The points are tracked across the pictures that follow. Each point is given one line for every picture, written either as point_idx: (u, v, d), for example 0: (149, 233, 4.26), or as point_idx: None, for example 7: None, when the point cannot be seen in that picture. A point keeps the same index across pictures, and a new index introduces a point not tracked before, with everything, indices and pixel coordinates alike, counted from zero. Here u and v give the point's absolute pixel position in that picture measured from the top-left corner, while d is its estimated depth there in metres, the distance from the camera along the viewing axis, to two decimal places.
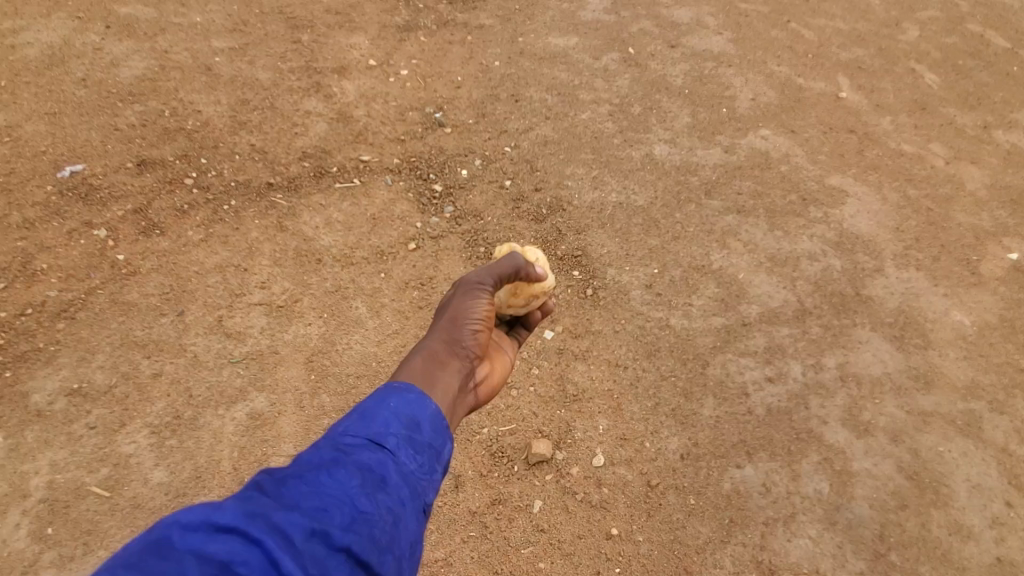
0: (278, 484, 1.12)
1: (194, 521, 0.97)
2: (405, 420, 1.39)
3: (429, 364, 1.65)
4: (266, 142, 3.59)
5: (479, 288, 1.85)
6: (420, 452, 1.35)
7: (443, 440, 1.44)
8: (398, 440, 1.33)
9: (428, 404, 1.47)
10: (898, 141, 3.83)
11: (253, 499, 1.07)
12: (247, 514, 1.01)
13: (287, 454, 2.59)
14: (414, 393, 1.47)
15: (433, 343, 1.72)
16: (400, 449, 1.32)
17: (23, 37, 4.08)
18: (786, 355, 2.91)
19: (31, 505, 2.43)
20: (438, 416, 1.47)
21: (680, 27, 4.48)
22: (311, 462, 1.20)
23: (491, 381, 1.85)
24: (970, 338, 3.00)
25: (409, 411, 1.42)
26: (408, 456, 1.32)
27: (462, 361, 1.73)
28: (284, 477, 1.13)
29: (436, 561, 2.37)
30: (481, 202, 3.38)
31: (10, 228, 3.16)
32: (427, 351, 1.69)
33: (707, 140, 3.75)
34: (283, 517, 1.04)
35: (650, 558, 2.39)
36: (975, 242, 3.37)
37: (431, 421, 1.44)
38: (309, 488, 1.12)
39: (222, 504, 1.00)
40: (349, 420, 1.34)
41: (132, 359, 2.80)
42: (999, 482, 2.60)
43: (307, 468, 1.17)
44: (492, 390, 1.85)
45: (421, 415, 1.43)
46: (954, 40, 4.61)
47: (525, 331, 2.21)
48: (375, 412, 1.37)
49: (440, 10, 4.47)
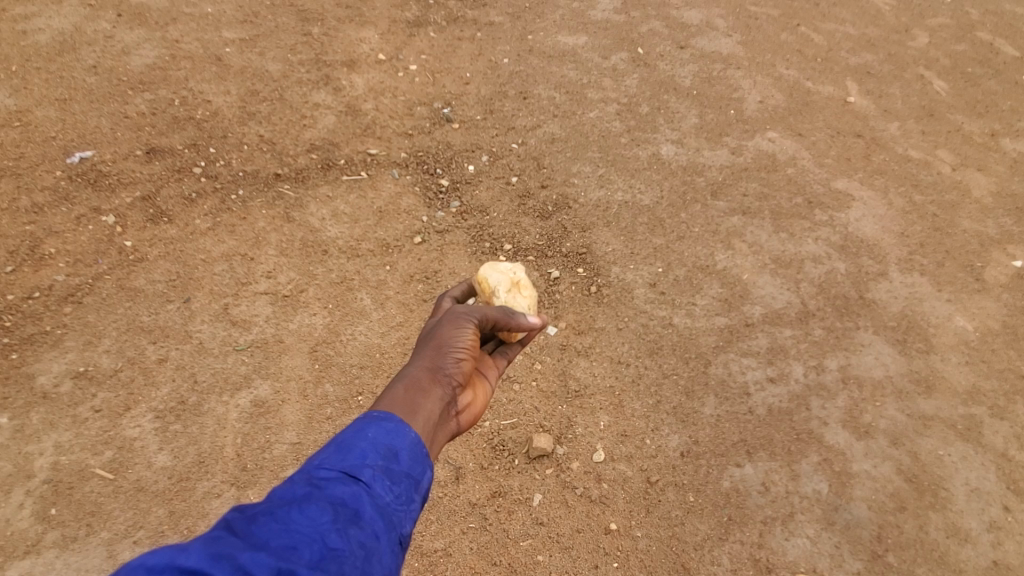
0: (248, 522, 1.08)
1: (158, 564, 0.93)
2: (383, 450, 1.36)
3: (411, 393, 1.61)
4: (274, 133, 3.60)
5: (465, 319, 1.84)
6: (397, 482, 1.33)
7: (423, 468, 1.41)
8: (374, 471, 1.30)
9: (406, 433, 1.44)
10: (904, 146, 3.84)
11: (221, 539, 1.03)
12: (213, 556, 0.98)
13: (289, 442, 2.60)
14: (392, 422, 1.45)
15: (416, 370, 1.69)
16: (376, 481, 1.29)
17: (35, 24, 4.10)
18: (788, 356, 2.92)
19: (35, 486, 2.45)
20: (418, 444, 1.45)
21: (689, 29, 4.50)
22: (282, 497, 1.17)
23: (474, 408, 1.79)
24: (972, 344, 3.01)
25: (387, 441, 1.39)
26: (385, 488, 1.29)
27: (445, 388, 1.69)
28: (254, 514, 1.10)
29: (435, 552, 2.38)
30: (488, 198, 3.39)
31: (19, 212, 3.18)
32: (409, 378, 1.66)
33: (714, 141, 3.76)
34: (250, 557, 1.01)
35: (648, 553, 2.41)
36: (979, 249, 3.38)
37: (410, 450, 1.41)
38: (278, 525, 1.10)
39: (187, 545, 0.97)
40: (325, 452, 1.31)
41: (138, 344, 2.82)
42: (997, 486, 2.61)
43: (278, 504, 1.14)
44: (474, 418, 1.80)
45: (400, 444, 1.41)
46: (964, 48, 4.62)
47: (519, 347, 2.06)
48: (352, 443, 1.34)
49: (451, 7, 4.48)
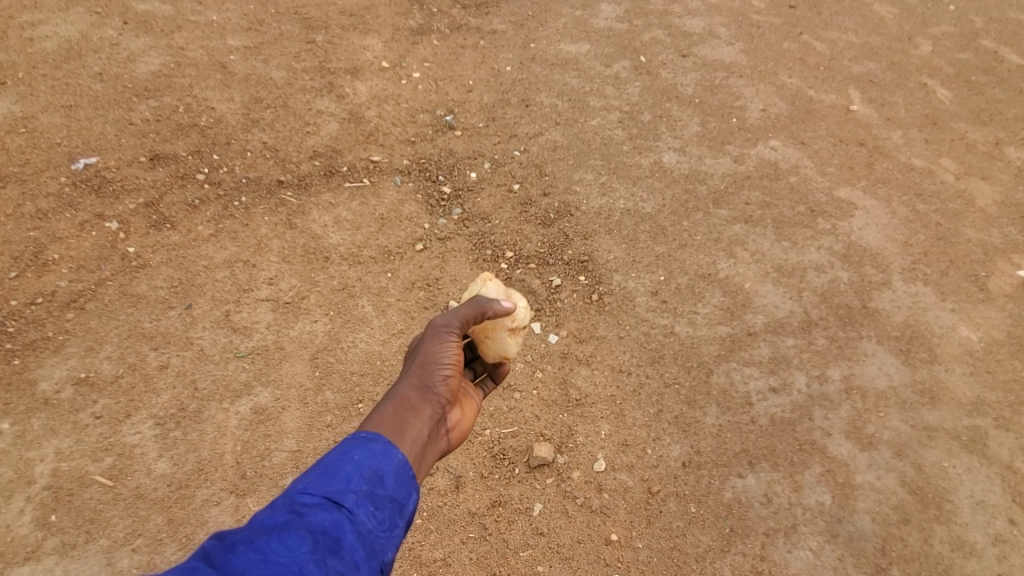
0: (227, 551, 1.09)
1: None
2: (369, 474, 1.37)
3: (400, 412, 1.65)
4: (278, 140, 3.61)
5: (447, 332, 1.87)
6: (381, 507, 1.33)
7: (408, 492, 1.42)
8: (358, 497, 1.31)
9: (394, 455, 1.46)
10: (908, 155, 3.83)
11: (197, 571, 1.04)
12: None
13: (289, 450, 2.60)
14: (379, 444, 1.47)
15: (406, 388, 1.74)
16: (359, 507, 1.29)
17: (41, 31, 4.12)
18: (790, 365, 2.90)
19: (36, 492, 2.45)
20: (404, 467, 1.46)
21: (692, 37, 4.50)
22: (263, 524, 1.18)
23: (462, 426, 1.85)
24: (977, 354, 2.98)
25: (373, 463, 1.41)
26: (368, 513, 1.30)
27: (435, 407, 1.74)
28: (233, 543, 1.10)
29: (435, 561, 2.36)
30: (490, 205, 3.39)
31: (23, 218, 3.19)
32: (399, 397, 1.70)
33: (717, 149, 3.76)
34: None
35: (649, 564, 2.39)
36: (983, 258, 3.36)
37: (396, 473, 1.43)
38: (256, 556, 1.10)
39: None
40: (309, 477, 1.32)
41: (140, 350, 2.82)
42: (1002, 499, 2.58)
43: (257, 533, 1.15)
44: (462, 435, 1.85)
45: (386, 466, 1.42)
46: (968, 56, 4.61)
47: (492, 384, 2.20)
48: (338, 467, 1.35)
49: (454, 15, 4.50)
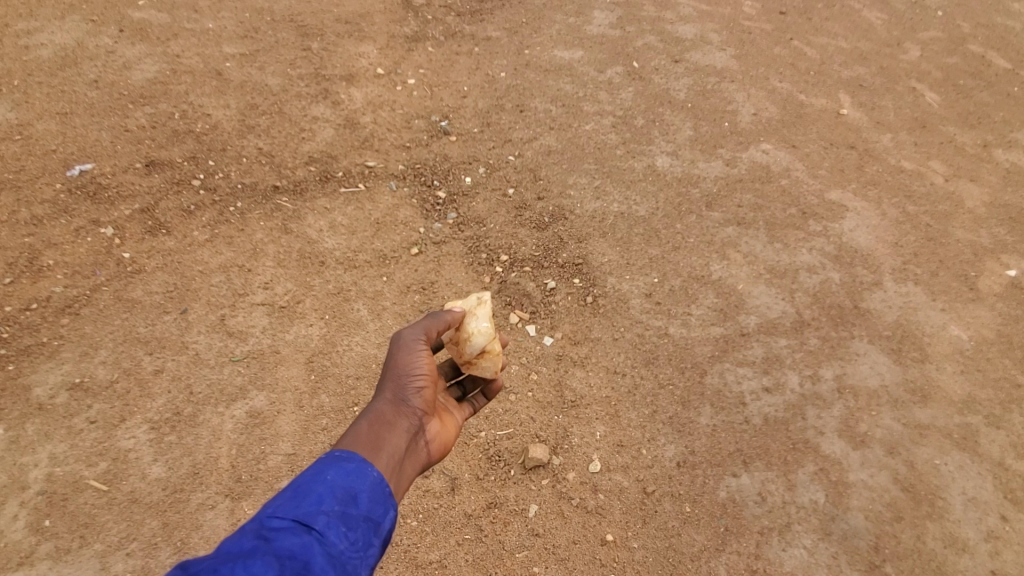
0: None
1: None
2: (341, 494, 1.39)
3: (376, 428, 1.71)
4: (273, 146, 3.63)
5: (416, 344, 1.93)
6: (353, 528, 1.35)
7: (383, 510, 1.45)
8: (329, 518, 1.32)
9: (367, 474, 1.50)
10: (897, 158, 3.87)
11: None
12: None
13: (284, 453, 2.60)
14: (353, 463, 1.51)
15: (381, 404, 1.79)
16: (330, 529, 1.31)
17: (37, 39, 4.14)
18: (784, 365, 2.92)
19: (29, 497, 2.44)
20: (378, 485, 1.50)
21: (683, 43, 4.54)
22: (229, 551, 1.17)
23: (441, 438, 1.90)
24: (968, 353, 3.01)
25: (346, 484, 1.43)
26: (339, 534, 1.31)
27: (410, 420, 1.80)
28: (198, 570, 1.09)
29: (430, 563, 2.36)
30: (484, 209, 3.41)
31: (18, 224, 3.20)
32: (374, 414, 1.75)
33: (709, 153, 3.79)
34: None
35: (644, 564, 2.40)
36: (972, 258, 3.40)
37: (370, 492, 1.46)
38: None
39: None
40: (279, 500, 1.33)
41: (134, 355, 2.82)
42: (994, 496, 2.61)
43: (223, 560, 1.13)
44: (442, 447, 1.90)
45: (359, 486, 1.45)
46: (956, 61, 4.66)
47: (483, 400, 2.22)
48: (309, 489, 1.37)
49: (449, 22, 4.54)
